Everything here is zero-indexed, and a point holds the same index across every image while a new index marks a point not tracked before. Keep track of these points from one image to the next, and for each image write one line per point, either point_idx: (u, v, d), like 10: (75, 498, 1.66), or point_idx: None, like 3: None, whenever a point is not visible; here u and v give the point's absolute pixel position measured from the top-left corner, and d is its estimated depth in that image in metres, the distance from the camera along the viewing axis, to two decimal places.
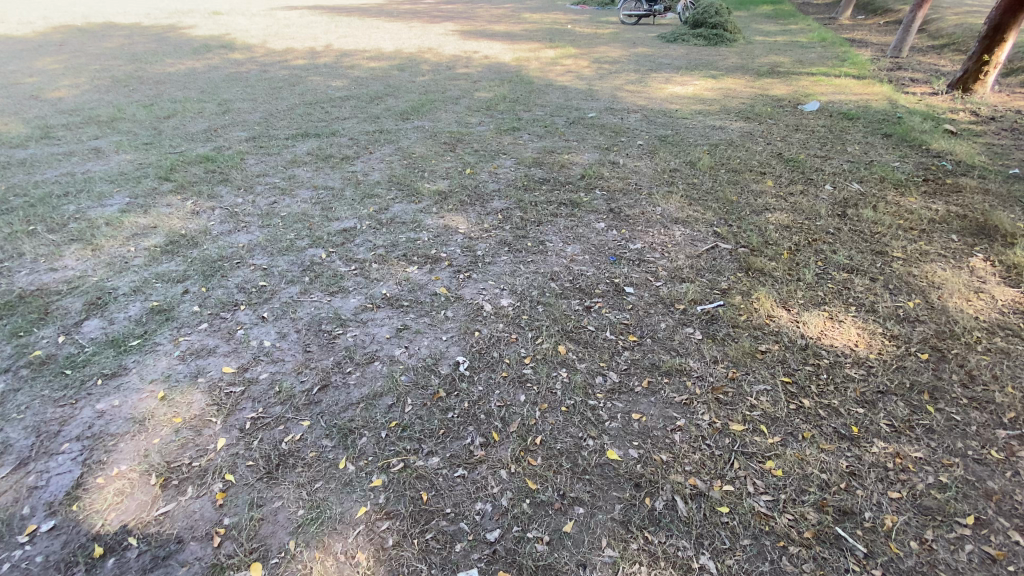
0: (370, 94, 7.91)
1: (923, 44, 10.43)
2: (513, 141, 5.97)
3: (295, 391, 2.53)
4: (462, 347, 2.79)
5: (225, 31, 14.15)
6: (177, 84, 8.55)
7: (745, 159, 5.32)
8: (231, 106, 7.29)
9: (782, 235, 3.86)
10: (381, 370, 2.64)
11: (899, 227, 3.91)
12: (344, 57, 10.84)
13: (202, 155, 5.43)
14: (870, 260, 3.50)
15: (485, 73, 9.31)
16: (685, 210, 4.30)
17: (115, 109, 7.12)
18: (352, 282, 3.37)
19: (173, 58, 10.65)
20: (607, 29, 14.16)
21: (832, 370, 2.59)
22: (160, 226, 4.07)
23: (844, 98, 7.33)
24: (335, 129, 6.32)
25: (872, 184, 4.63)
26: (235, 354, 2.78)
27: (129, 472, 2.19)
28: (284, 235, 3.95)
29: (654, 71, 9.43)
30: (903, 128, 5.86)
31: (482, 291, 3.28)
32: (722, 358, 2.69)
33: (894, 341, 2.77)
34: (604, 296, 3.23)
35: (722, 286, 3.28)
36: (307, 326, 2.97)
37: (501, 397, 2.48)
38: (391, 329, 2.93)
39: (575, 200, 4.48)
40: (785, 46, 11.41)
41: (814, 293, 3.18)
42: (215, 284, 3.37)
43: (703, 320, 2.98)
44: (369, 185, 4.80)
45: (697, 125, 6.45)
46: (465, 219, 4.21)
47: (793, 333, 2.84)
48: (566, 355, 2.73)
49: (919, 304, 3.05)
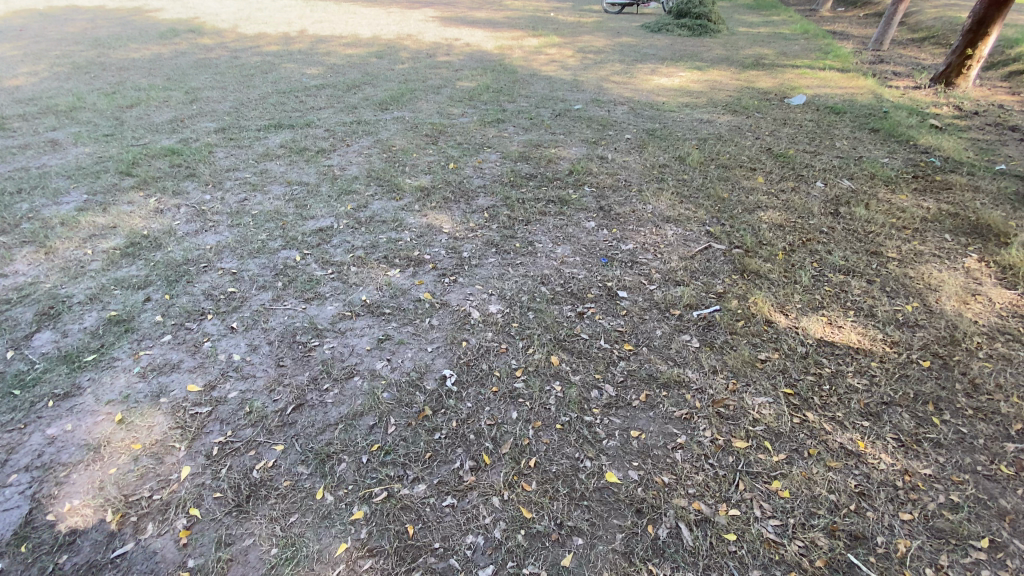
0: (347, 83, 7.58)
1: (904, 37, 10.48)
2: (497, 133, 5.77)
3: (268, 411, 2.34)
4: (448, 359, 2.62)
5: (194, 15, 13.51)
6: (141, 71, 8.08)
7: (735, 155, 5.22)
8: (199, 95, 6.90)
9: (776, 234, 3.77)
10: (361, 386, 2.45)
11: (892, 226, 3.86)
12: (320, 44, 10.43)
13: (168, 147, 5.10)
14: (866, 261, 3.43)
15: (467, 62, 9.03)
16: (676, 208, 4.18)
17: (73, 98, 6.68)
18: (329, 287, 3.16)
19: (137, 43, 10.10)
20: (591, 18, 13.93)
21: (835, 379, 2.50)
22: (120, 226, 3.78)
23: (830, 92, 7.28)
24: (311, 120, 6.03)
25: (862, 181, 4.57)
26: (201, 370, 2.56)
27: (83, 508, 1.98)
28: (255, 235, 3.70)
29: (640, 61, 9.26)
30: (890, 123, 5.83)
31: (468, 296, 3.11)
32: (722, 368, 2.57)
33: (895, 348, 2.69)
34: (597, 301, 3.09)
35: (717, 289, 3.17)
36: (281, 337, 2.76)
37: (491, 413, 2.32)
38: (371, 340, 2.74)
39: (563, 198, 4.32)
40: (768, 37, 11.34)
41: (812, 296, 3.09)
42: (180, 291, 3.12)
43: (699, 326, 2.86)
44: (348, 180, 4.56)
45: (685, 119, 6.33)
46: (449, 218, 4.02)
47: (793, 340, 2.74)
48: (559, 366, 2.59)
49: (918, 307, 2.98)
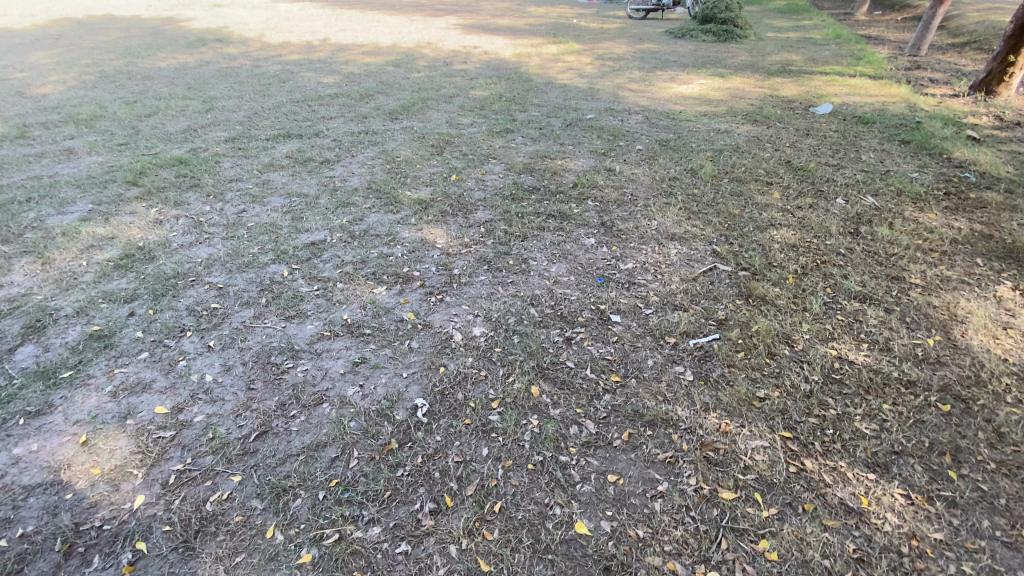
0: (361, 92, 7.60)
1: (943, 42, 9.95)
2: (505, 143, 5.65)
3: (230, 438, 2.27)
4: (423, 386, 2.49)
5: (223, 24, 13.88)
6: (164, 80, 8.29)
7: (751, 168, 4.97)
8: (215, 104, 7.01)
9: (788, 255, 3.53)
10: (329, 414, 2.36)
11: (918, 248, 3.57)
12: (341, 52, 10.54)
13: (177, 157, 5.16)
14: (885, 287, 3.17)
15: (483, 70, 8.96)
16: (683, 225, 3.97)
17: (96, 106, 6.87)
18: (312, 305, 3.09)
19: (166, 52, 10.39)
20: (613, 24, 13.73)
21: (840, 423, 2.27)
22: (118, 238, 3.81)
23: (859, 100, 6.91)
24: (319, 130, 6.03)
25: (887, 198, 4.27)
26: (171, 391, 2.51)
27: (32, 535, 1.92)
28: (247, 248, 3.67)
29: (660, 69, 9.03)
30: (922, 134, 5.48)
31: (453, 317, 2.99)
32: (714, 407, 2.37)
33: (911, 388, 2.45)
34: (588, 325, 2.92)
35: (718, 316, 2.96)
36: (256, 357, 2.69)
37: (461, 449, 2.19)
38: (347, 363, 2.64)
39: (564, 212, 4.17)
40: (797, 42, 10.95)
41: (821, 326, 2.85)
42: (164, 305, 3.09)
43: (695, 357, 2.66)
44: (347, 192, 4.50)
45: (701, 129, 6.09)
46: (444, 232, 3.91)
47: (797, 377, 2.51)
48: (539, 398, 2.43)
49: (941, 342, 2.72)
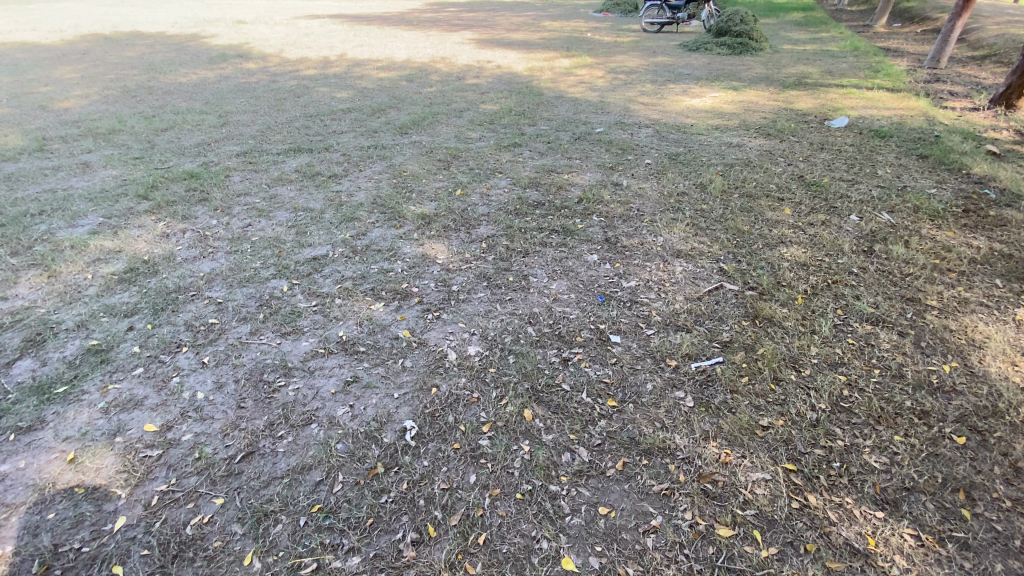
0: (373, 107, 7.68)
1: (964, 54, 9.74)
2: (512, 158, 5.64)
3: (216, 459, 2.25)
4: (413, 408, 2.43)
5: (245, 40, 14.26)
6: (183, 95, 8.49)
7: (762, 183, 4.85)
8: (230, 118, 7.15)
9: (797, 274, 3.41)
10: (317, 435, 2.32)
11: (934, 268, 3.42)
12: (356, 67, 10.71)
13: (188, 171, 5.25)
14: (899, 309, 3.04)
15: (494, 84, 9.01)
16: (689, 241, 3.88)
17: (116, 121, 7.06)
18: (309, 321, 3.07)
19: (187, 68, 10.68)
20: (627, 38, 13.74)
21: (847, 455, 2.16)
22: (124, 251, 3.86)
23: (876, 113, 6.75)
24: (329, 144, 6.09)
25: (904, 215, 4.12)
26: (162, 409, 2.51)
27: (12, 556, 1.91)
28: (249, 263, 3.68)
29: (673, 82, 8.96)
30: (942, 149, 5.32)
31: (449, 335, 2.94)
32: (715, 435, 2.27)
33: (924, 418, 2.32)
34: (587, 345, 2.84)
35: (723, 337, 2.86)
36: (248, 375, 2.67)
37: (448, 476, 2.12)
38: (338, 383, 2.59)
39: (568, 227, 4.11)
40: (813, 55, 10.81)
41: (831, 350, 2.73)
42: (163, 320, 3.11)
43: (696, 382, 2.56)
44: (352, 207, 4.51)
45: (712, 143, 5.99)
46: (446, 247, 3.88)
47: (803, 404, 2.40)
48: (532, 423, 2.35)
49: (957, 368, 2.58)
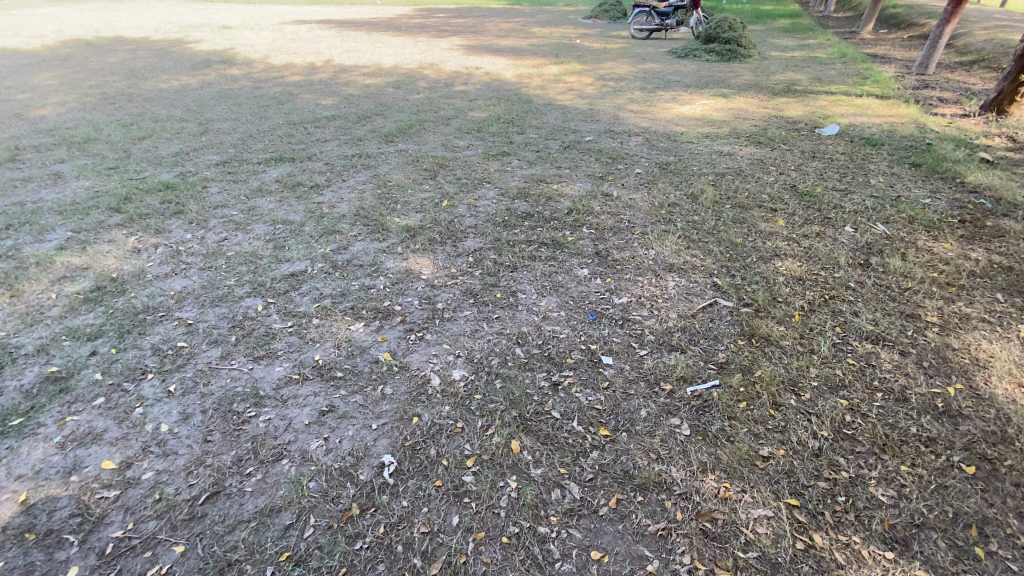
0: (358, 114, 7.53)
1: (951, 60, 9.81)
2: (500, 167, 5.52)
3: (178, 500, 2.08)
4: (392, 441, 2.28)
5: (229, 46, 14.03)
6: (164, 102, 8.28)
7: (754, 193, 4.77)
8: (211, 126, 6.96)
9: (793, 289, 3.30)
10: (288, 472, 2.17)
11: (933, 281, 3.34)
12: (342, 73, 10.56)
13: (164, 181, 5.05)
14: (899, 326, 2.94)
15: (482, 91, 8.89)
16: (682, 254, 3.77)
17: (91, 129, 6.84)
18: (284, 344, 2.90)
19: (169, 74, 10.46)
20: (616, 44, 13.72)
21: (852, 488, 2.05)
22: (92, 268, 3.67)
23: (866, 121, 6.73)
24: (313, 153, 5.93)
25: (899, 225, 4.05)
26: (122, 444, 2.34)
27: None
28: (223, 280, 3.51)
29: (662, 89, 8.91)
30: (934, 157, 5.28)
31: (432, 357, 2.79)
32: (713, 467, 2.14)
33: (931, 446, 2.21)
34: (577, 368, 2.70)
35: (719, 358, 2.74)
36: (216, 404, 2.50)
37: (429, 517, 1.97)
38: (313, 413, 2.44)
39: (557, 240, 3.98)
40: (802, 61, 10.84)
41: (831, 371, 2.62)
42: (129, 344, 2.93)
43: (692, 408, 2.43)
44: (334, 219, 4.35)
45: (703, 151, 5.91)
46: (431, 262, 3.74)
47: (804, 431, 2.29)
48: (520, 455, 2.21)
49: (962, 391, 2.49)
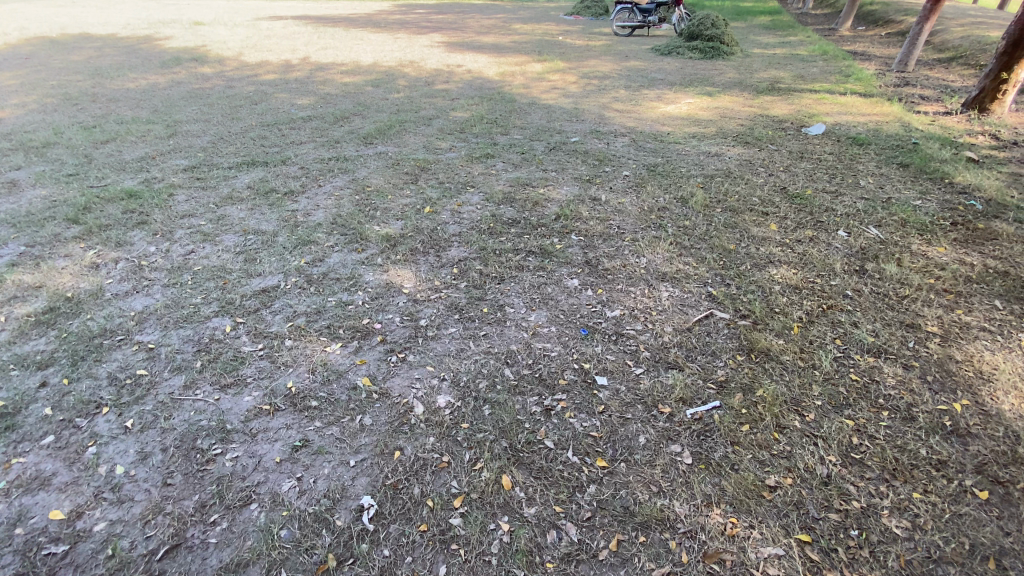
0: (335, 114, 7.26)
1: (929, 57, 9.89)
2: (484, 170, 5.33)
3: (134, 556, 1.88)
4: (372, 479, 2.11)
5: (201, 43, 13.56)
6: (130, 103, 7.90)
7: (744, 195, 4.67)
8: (179, 128, 6.63)
9: (791, 299, 3.19)
10: (257, 519, 1.98)
11: (930, 288, 3.26)
12: (319, 71, 10.24)
13: (127, 189, 4.76)
14: (900, 337, 2.85)
15: (464, 90, 8.68)
16: (675, 262, 3.64)
17: (51, 132, 6.47)
18: (253, 370, 2.69)
19: (136, 72, 10.03)
20: (599, 41, 13.60)
21: (865, 520, 1.93)
22: (45, 287, 3.40)
23: (851, 120, 6.69)
24: (287, 156, 5.66)
25: (892, 229, 3.98)
26: (71, 490, 2.11)
27: None
28: (188, 297, 3.27)
29: (647, 87, 8.80)
30: (921, 156, 5.25)
31: (415, 381, 2.60)
32: (718, 500, 2.01)
33: (942, 470, 2.11)
34: (570, 390, 2.55)
35: (718, 377, 2.60)
36: (178, 442, 2.29)
37: (413, 568, 1.81)
38: (285, 449, 2.24)
39: (545, 248, 3.82)
40: (784, 59, 10.83)
41: (834, 388, 2.51)
42: (83, 373, 2.69)
43: (693, 433, 2.30)
44: (309, 228, 4.13)
45: (691, 152, 5.80)
46: (413, 273, 3.55)
47: (810, 457, 2.17)
48: (512, 493, 2.05)
49: (969, 407, 2.39)
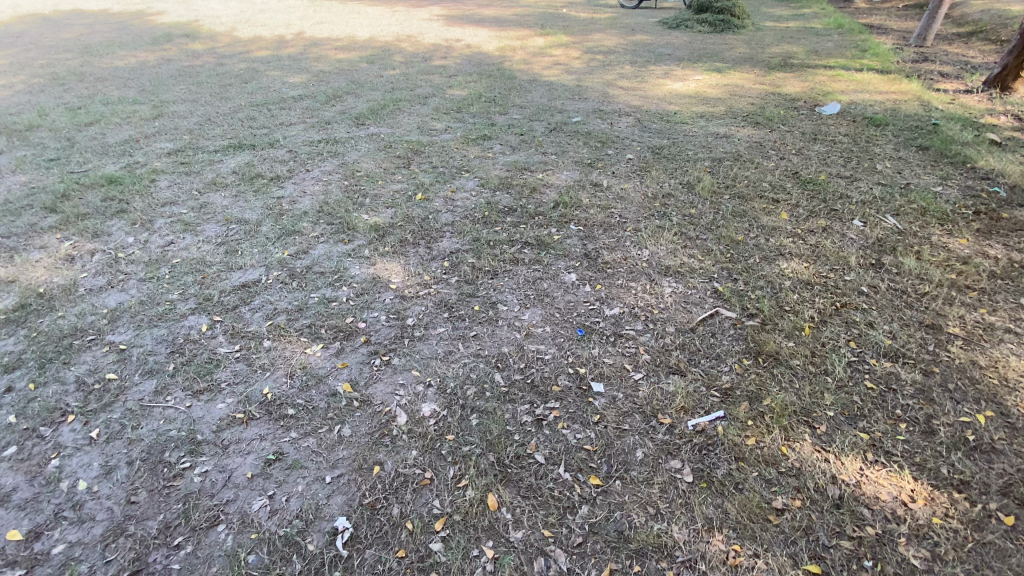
0: (328, 93, 6.98)
1: (949, 30, 9.41)
2: (480, 153, 5.09)
3: None
4: (349, 498, 1.97)
5: (194, 17, 13.14)
6: (117, 82, 7.63)
7: (754, 180, 4.43)
8: (166, 109, 6.39)
9: (802, 296, 3.00)
10: (223, 542, 1.84)
11: (952, 285, 3.05)
12: (314, 47, 9.88)
13: (108, 175, 4.57)
14: (920, 339, 2.65)
15: (463, 66, 8.33)
16: (678, 255, 3.44)
17: (35, 114, 6.25)
18: (229, 374, 2.54)
19: (126, 49, 9.72)
20: (605, 14, 13.08)
21: (880, 550, 1.77)
22: (18, 281, 3.25)
23: (868, 98, 6.36)
24: (276, 138, 5.43)
25: (911, 218, 3.75)
26: (30, 508, 1.99)
27: None
28: (165, 293, 3.11)
29: (653, 63, 8.42)
30: (941, 139, 4.96)
31: (398, 388, 2.44)
32: (721, 524, 1.86)
33: (964, 492, 1.94)
34: (564, 398, 2.38)
35: (723, 384, 2.43)
36: (145, 455, 2.16)
37: None
38: (257, 463, 2.11)
39: (542, 239, 3.62)
40: (798, 33, 10.35)
41: (848, 398, 2.33)
42: (50, 376, 2.55)
43: (695, 447, 2.14)
44: (295, 216, 3.94)
45: (698, 134, 5.52)
46: (401, 267, 3.36)
47: (821, 476, 2.00)
48: (497, 514, 1.90)
49: (994, 419, 2.21)
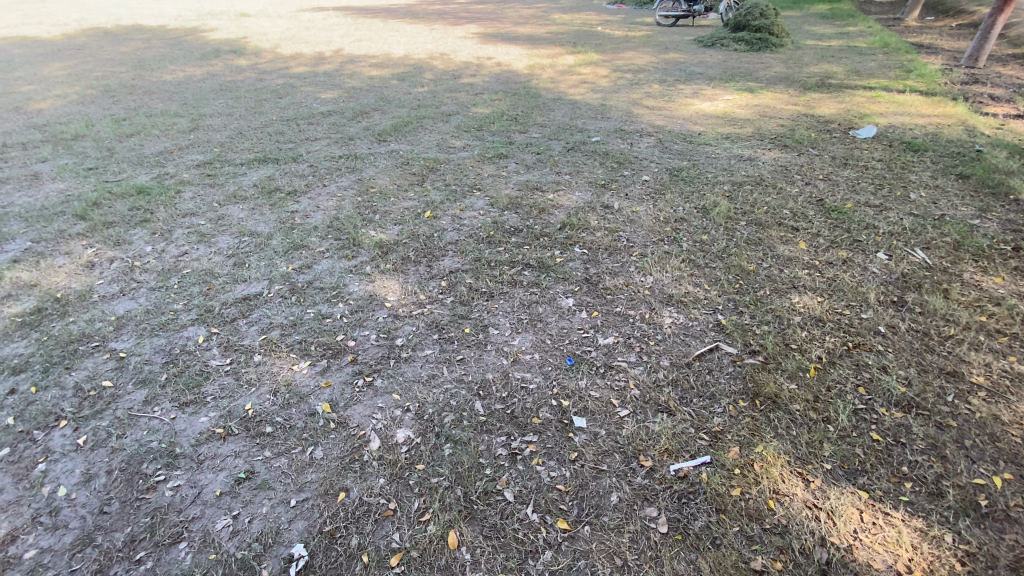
0: (355, 109, 7.17)
1: (1005, 51, 8.88)
2: (494, 171, 5.09)
3: None
4: (310, 524, 1.94)
5: (243, 34, 13.82)
6: (163, 95, 8.08)
7: (774, 206, 4.24)
8: (202, 122, 6.70)
9: (811, 334, 2.82)
10: (182, 561, 1.85)
11: (981, 328, 2.80)
12: (350, 64, 10.21)
13: (138, 185, 4.80)
14: (937, 387, 2.44)
15: (490, 84, 8.42)
16: (684, 283, 3.31)
17: (83, 125, 6.66)
18: (215, 387, 2.58)
19: (176, 64, 10.30)
20: (639, 32, 12.99)
21: None
22: (39, 286, 3.42)
23: (907, 121, 6.04)
24: (299, 153, 5.60)
25: (942, 252, 3.49)
26: (11, 511, 2.04)
27: None
28: (170, 303, 3.21)
29: (683, 82, 8.28)
30: (985, 167, 4.64)
31: (376, 411, 2.41)
32: None
33: (969, 566, 1.75)
34: (542, 431, 2.30)
35: (713, 427, 2.29)
36: (124, 465, 2.20)
37: None
38: (228, 481, 2.11)
39: (543, 262, 3.56)
40: (839, 52, 9.98)
41: (850, 450, 2.15)
42: (51, 381, 2.65)
43: (674, 494, 2.01)
44: (305, 231, 4.02)
45: (721, 156, 5.36)
46: (399, 285, 3.36)
47: (810, 537, 1.85)
48: (456, 554, 1.84)
49: (1013, 484, 2.00)
